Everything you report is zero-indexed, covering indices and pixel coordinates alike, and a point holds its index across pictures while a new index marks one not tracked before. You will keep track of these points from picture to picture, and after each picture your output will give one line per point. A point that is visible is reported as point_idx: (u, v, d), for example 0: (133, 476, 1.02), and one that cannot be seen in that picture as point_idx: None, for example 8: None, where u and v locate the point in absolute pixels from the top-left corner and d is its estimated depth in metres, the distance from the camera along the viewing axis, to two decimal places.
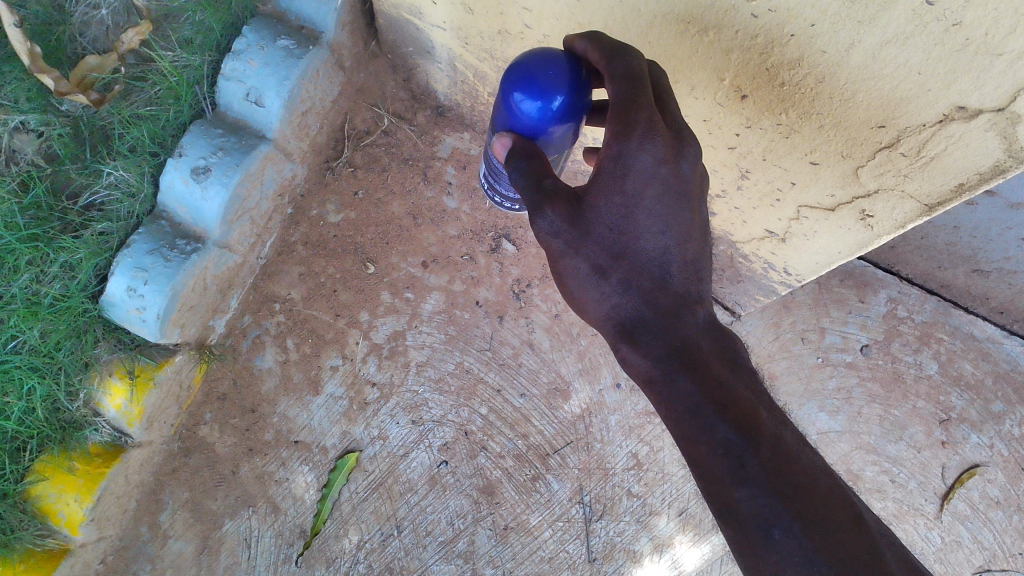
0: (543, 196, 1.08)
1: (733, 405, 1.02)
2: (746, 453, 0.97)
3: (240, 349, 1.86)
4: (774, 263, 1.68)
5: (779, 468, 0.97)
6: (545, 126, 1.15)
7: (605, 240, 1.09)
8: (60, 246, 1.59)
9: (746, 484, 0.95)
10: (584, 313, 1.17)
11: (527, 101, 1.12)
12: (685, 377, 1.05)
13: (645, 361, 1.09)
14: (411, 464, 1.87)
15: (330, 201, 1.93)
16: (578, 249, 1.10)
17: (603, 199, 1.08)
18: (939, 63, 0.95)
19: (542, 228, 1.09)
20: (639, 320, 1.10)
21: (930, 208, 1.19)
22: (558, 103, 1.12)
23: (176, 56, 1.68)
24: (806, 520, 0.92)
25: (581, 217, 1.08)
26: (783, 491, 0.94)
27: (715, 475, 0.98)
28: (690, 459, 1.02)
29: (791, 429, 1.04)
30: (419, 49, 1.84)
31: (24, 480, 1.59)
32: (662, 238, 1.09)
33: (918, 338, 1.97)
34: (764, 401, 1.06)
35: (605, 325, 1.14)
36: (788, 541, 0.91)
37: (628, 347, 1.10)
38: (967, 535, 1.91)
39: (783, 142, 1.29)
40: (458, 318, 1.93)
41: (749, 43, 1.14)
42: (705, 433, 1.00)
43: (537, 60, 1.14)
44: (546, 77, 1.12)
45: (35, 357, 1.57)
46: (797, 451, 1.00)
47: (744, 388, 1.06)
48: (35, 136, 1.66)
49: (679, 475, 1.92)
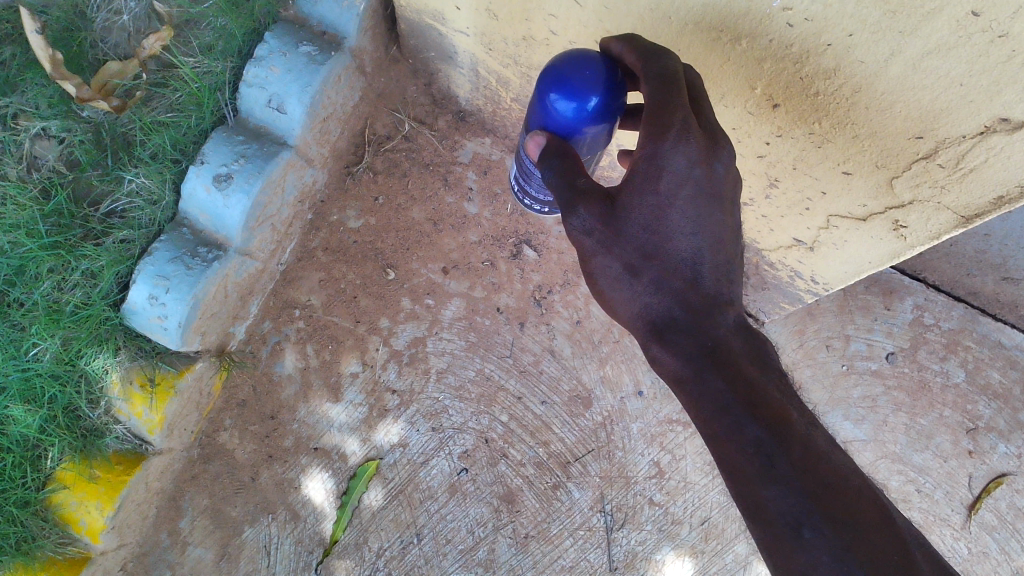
0: (575, 194, 1.08)
1: (762, 403, 0.99)
2: (776, 453, 0.94)
3: (260, 355, 1.86)
4: (801, 271, 1.66)
5: (808, 467, 0.94)
6: (580, 126, 1.14)
7: (637, 239, 1.07)
8: (81, 254, 1.58)
9: (775, 483, 0.93)
10: (615, 312, 1.15)
11: (562, 102, 1.11)
12: (715, 376, 1.01)
13: (675, 360, 1.05)
14: (432, 471, 1.86)
15: (350, 207, 1.91)
16: (610, 248, 1.08)
17: (637, 198, 1.05)
18: (983, 75, 0.93)
19: (575, 226, 1.08)
20: (670, 319, 1.07)
21: (967, 220, 1.16)
22: (594, 103, 1.11)
23: (198, 62, 1.67)
24: (835, 518, 0.90)
25: (615, 218, 1.06)
26: (814, 491, 0.92)
27: (745, 474, 0.95)
28: (719, 459, 0.99)
29: (821, 429, 1.00)
30: (441, 54, 1.82)
31: (45, 488, 1.59)
32: (695, 239, 1.07)
33: (944, 346, 1.94)
34: (795, 401, 1.02)
35: (636, 323, 1.11)
36: (817, 540, 0.89)
37: (658, 345, 1.08)
38: (995, 546, 1.87)
39: (815, 151, 1.27)
40: (478, 324, 1.91)
41: (783, 53, 1.12)
42: (735, 432, 0.97)
43: (572, 60, 1.13)
44: (582, 77, 1.11)
45: (57, 365, 1.56)
46: (828, 451, 0.96)
47: (774, 387, 1.02)
48: (57, 142, 1.66)
49: (701, 484, 1.90)
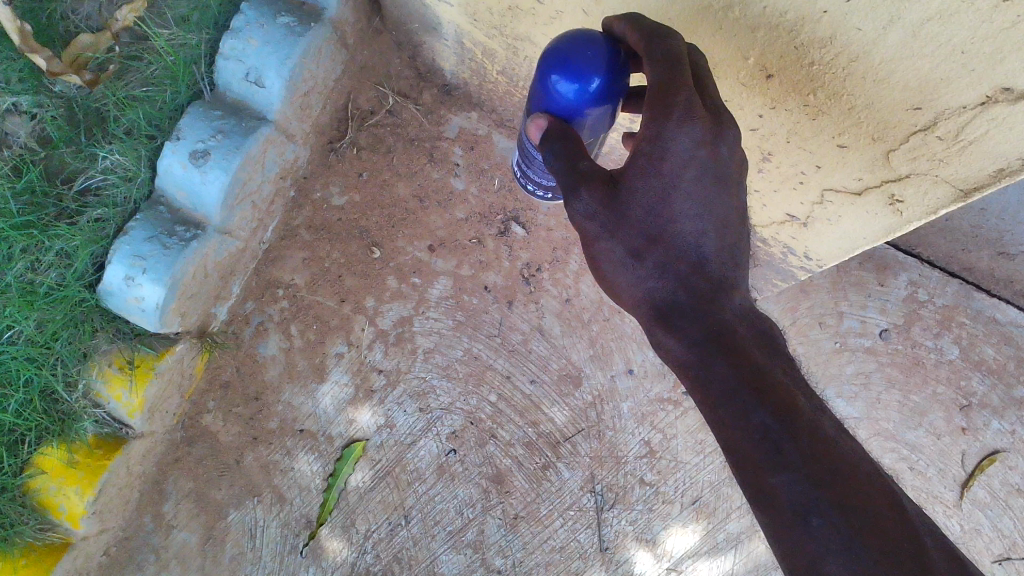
0: (577, 177, 1.03)
1: (769, 389, 0.96)
2: (784, 440, 0.92)
3: (243, 336, 1.82)
4: (794, 248, 1.62)
5: (819, 454, 0.91)
6: (582, 108, 1.09)
7: (641, 222, 1.03)
8: (54, 233, 1.53)
9: (783, 471, 0.91)
10: (619, 299, 1.11)
11: (563, 83, 1.07)
12: (723, 362, 0.99)
13: (680, 346, 1.03)
14: (419, 453, 1.83)
15: (333, 183, 1.86)
16: (615, 232, 1.04)
17: (640, 180, 1.02)
18: (987, 41, 0.89)
19: (577, 210, 1.04)
20: (673, 303, 1.05)
21: (966, 193, 1.13)
22: (597, 85, 1.07)
23: (173, 34, 1.61)
24: (844, 506, 0.88)
25: (618, 199, 1.02)
26: (823, 479, 0.90)
27: (753, 461, 0.93)
28: (725, 446, 0.97)
29: (828, 415, 0.98)
30: (425, 25, 1.77)
31: (23, 474, 1.56)
32: (700, 221, 1.04)
33: (939, 322, 1.91)
34: (802, 386, 0.99)
35: (641, 308, 1.08)
36: (825, 528, 0.87)
37: (663, 331, 1.05)
38: (987, 523, 1.86)
39: (809, 123, 1.23)
40: (466, 303, 1.87)
41: (777, 21, 1.08)
42: (742, 420, 0.95)
43: (573, 40, 1.08)
44: (584, 58, 1.06)
45: (32, 348, 1.52)
46: (836, 438, 0.94)
47: (782, 373, 1.00)
48: (28, 118, 1.61)
49: (693, 463, 1.87)
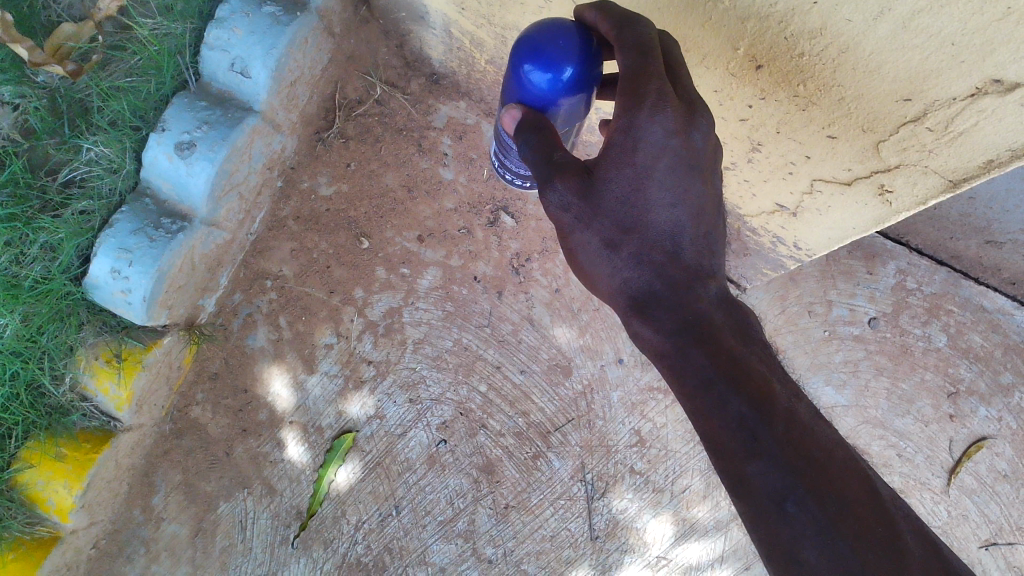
0: (553, 169, 1.03)
1: (745, 377, 0.97)
2: (759, 429, 0.92)
3: (231, 328, 1.81)
4: (783, 237, 1.62)
5: (793, 442, 0.92)
6: (554, 97, 1.08)
7: (615, 213, 1.04)
8: (39, 226, 1.52)
9: (759, 459, 0.91)
10: (595, 287, 1.13)
11: (536, 73, 1.06)
12: (697, 351, 1.00)
13: (656, 336, 1.04)
14: (409, 443, 1.83)
15: (321, 173, 1.85)
16: (589, 223, 1.05)
17: (613, 171, 1.02)
18: (977, 34, 0.89)
19: (552, 202, 1.04)
20: (651, 293, 1.05)
21: (955, 184, 1.14)
22: (569, 74, 1.06)
23: (156, 23, 1.59)
24: (819, 492, 0.88)
25: (593, 191, 1.03)
26: (797, 466, 0.90)
27: (729, 449, 0.93)
28: (702, 434, 0.97)
29: (805, 402, 0.98)
30: (412, 14, 1.75)
31: (10, 468, 1.55)
32: (674, 210, 1.04)
33: (926, 310, 1.92)
34: (779, 373, 1.00)
35: (617, 298, 1.09)
36: (801, 515, 0.87)
37: (640, 320, 1.06)
38: (974, 509, 1.88)
39: (800, 114, 1.22)
40: (455, 294, 1.87)
41: (767, 11, 1.08)
42: (718, 408, 0.95)
43: (546, 29, 1.07)
44: (556, 47, 1.05)
45: (18, 342, 1.50)
46: (811, 425, 0.94)
47: (758, 361, 1.00)
48: (11, 109, 1.59)
49: (682, 452, 1.87)
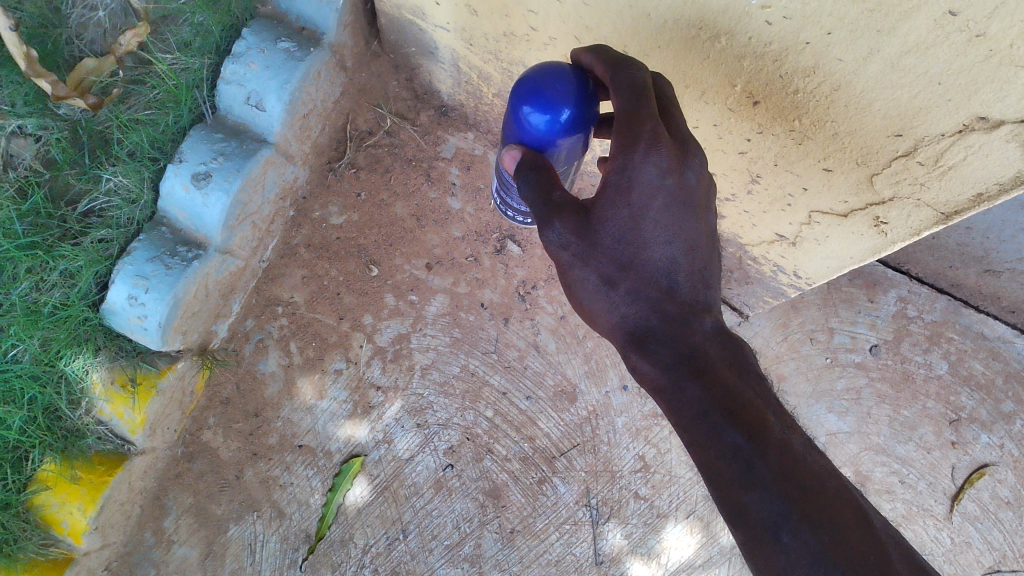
0: (552, 207, 1.07)
1: (740, 409, 1.00)
2: (754, 458, 0.95)
3: (243, 353, 1.84)
4: (783, 266, 1.66)
5: (787, 471, 0.94)
6: (553, 138, 1.13)
7: (613, 250, 1.07)
8: (59, 254, 1.57)
9: (754, 489, 0.94)
10: (594, 322, 1.16)
11: (535, 115, 1.10)
12: (693, 384, 1.03)
13: (654, 369, 1.07)
14: (417, 468, 1.86)
15: (332, 203, 1.89)
16: (587, 261, 1.08)
17: (611, 210, 1.06)
18: (962, 74, 0.93)
19: (551, 239, 1.08)
20: (648, 328, 1.09)
21: (947, 217, 1.17)
22: (567, 115, 1.10)
23: (175, 59, 1.66)
24: (813, 521, 0.90)
25: (591, 230, 1.06)
26: (792, 494, 0.92)
27: (725, 477, 0.96)
28: (700, 463, 1.00)
29: (798, 432, 1.01)
30: (422, 49, 1.81)
31: (26, 490, 1.58)
32: (669, 247, 1.08)
33: (927, 338, 1.95)
34: (772, 404, 1.03)
35: (615, 333, 1.12)
36: (795, 543, 0.90)
37: (638, 355, 1.09)
38: (976, 536, 1.89)
39: (796, 148, 1.26)
40: (462, 320, 1.90)
41: (762, 50, 1.12)
42: (715, 439, 0.98)
43: (545, 72, 1.11)
44: (554, 89, 1.10)
45: (37, 366, 1.55)
46: (804, 455, 0.97)
47: (753, 393, 1.03)
48: (33, 140, 1.64)
49: (685, 478, 1.90)
